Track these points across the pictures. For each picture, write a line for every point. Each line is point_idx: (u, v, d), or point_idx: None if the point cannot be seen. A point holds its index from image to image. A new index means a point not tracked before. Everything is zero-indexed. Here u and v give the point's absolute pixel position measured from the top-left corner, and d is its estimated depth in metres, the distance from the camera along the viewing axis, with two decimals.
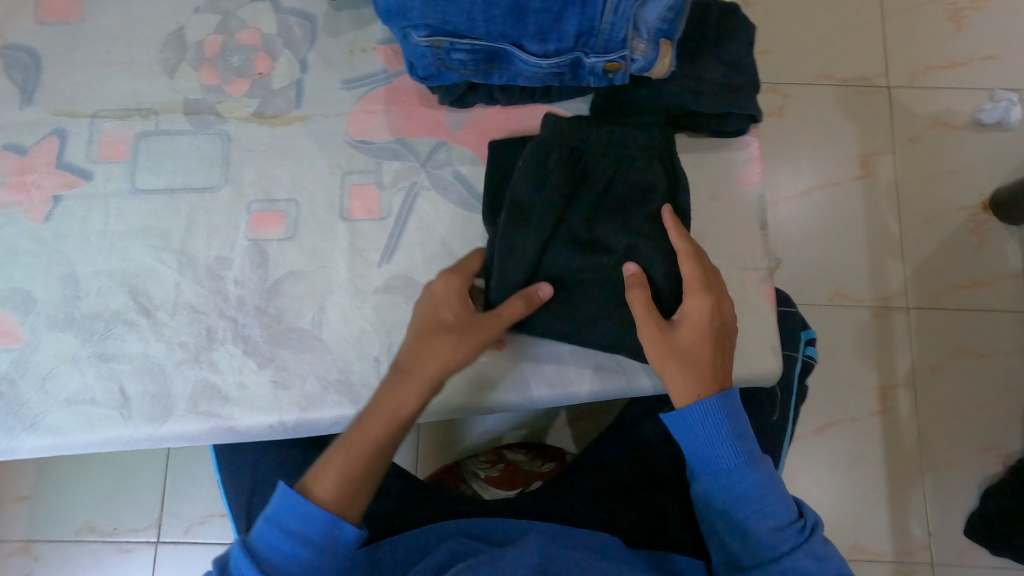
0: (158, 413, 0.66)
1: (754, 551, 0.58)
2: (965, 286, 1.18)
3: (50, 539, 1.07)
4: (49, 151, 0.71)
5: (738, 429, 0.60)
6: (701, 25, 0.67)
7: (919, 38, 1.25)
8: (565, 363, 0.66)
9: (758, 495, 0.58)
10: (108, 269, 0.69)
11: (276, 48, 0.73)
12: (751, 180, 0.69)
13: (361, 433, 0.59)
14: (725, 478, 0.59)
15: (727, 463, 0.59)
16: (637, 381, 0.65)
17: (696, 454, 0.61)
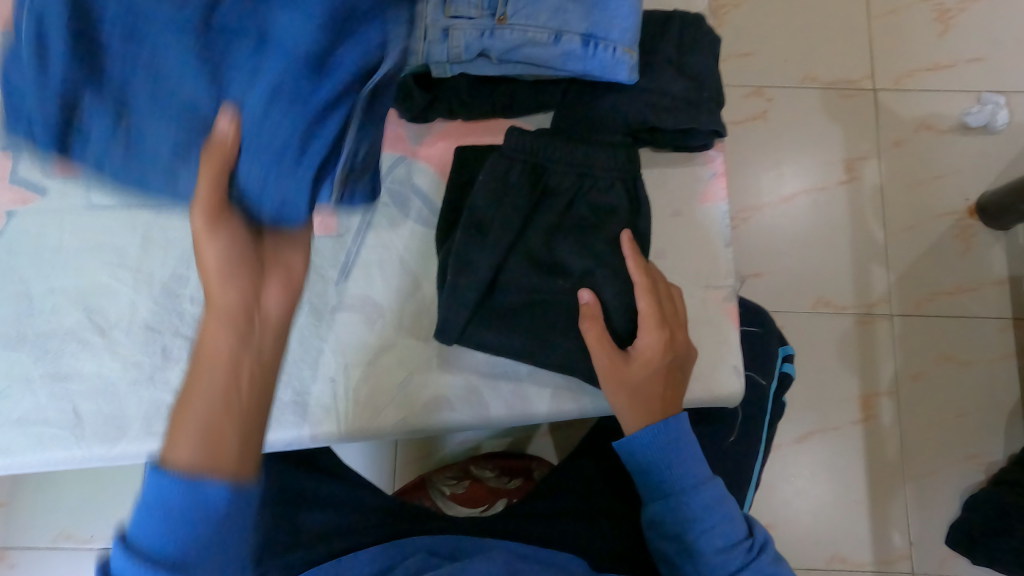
0: (111, 434, 0.65)
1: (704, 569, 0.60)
2: (950, 293, 1.17)
3: (25, 546, 1.03)
4: (3, 164, 0.70)
5: (688, 453, 0.62)
6: (660, 38, 0.66)
7: (905, 40, 1.23)
8: (524, 383, 0.65)
9: (707, 515, 0.60)
10: (63, 287, 0.68)
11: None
12: (714, 199, 0.68)
13: (184, 410, 0.50)
14: (676, 499, 0.61)
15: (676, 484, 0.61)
16: (596, 403, 0.65)
17: (645, 475, 0.63)
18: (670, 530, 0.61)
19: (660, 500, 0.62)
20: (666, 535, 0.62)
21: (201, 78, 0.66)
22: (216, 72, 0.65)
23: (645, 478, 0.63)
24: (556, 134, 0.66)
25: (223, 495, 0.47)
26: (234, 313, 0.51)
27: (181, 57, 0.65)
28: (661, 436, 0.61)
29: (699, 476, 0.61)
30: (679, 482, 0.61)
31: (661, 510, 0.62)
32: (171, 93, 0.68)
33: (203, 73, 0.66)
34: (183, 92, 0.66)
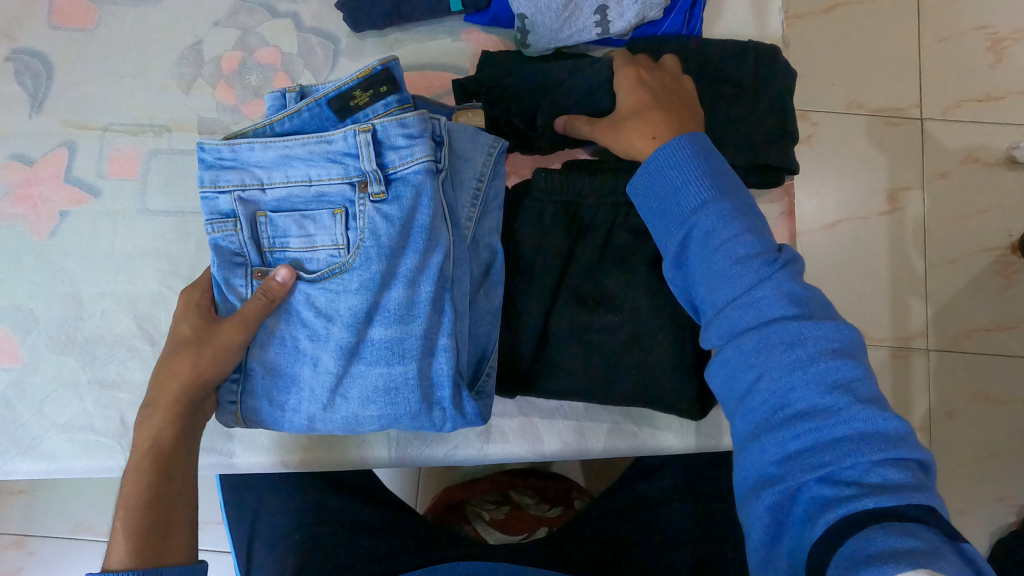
0: None
1: (810, 476, 0.40)
2: (989, 331, 1.11)
3: (45, 535, 1.01)
4: (57, 163, 0.69)
5: (822, 348, 0.43)
6: (740, 69, 0.65)
7: (961, 67, 1.14)
8: (580, 418, 0.65)
9: (841, 434, 0.41)
10: (113, 292, 0.67)
11: (296, 68, 0.71)
12: (780, 237, 0.68)
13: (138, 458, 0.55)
14: (766, 361, 0.44)
15: (751, 319, 0.45)
16: (652, 440, 0.64)
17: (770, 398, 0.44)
18: (780, 405, 0.43)
19: (757, 385, 0.44)
20: (778, 412, 0.43)
21: (351, 185, 0.56)
22: (364, 184, 0.56)
23: (722, 381, 0.47)
24: (584, 165, 0.62)
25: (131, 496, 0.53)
26: (173, 462, 0.56)
27: (325, 150, 0.56)
28: (678, 155, 0.51)
29: (840, 357, 0.43)
30: (704, 225, 0.49)
31: (762, 390, 0.44)
32: (319, 185, 0.56)
33: (357, 181, 0.56)
34: (329, 196, 0.57)
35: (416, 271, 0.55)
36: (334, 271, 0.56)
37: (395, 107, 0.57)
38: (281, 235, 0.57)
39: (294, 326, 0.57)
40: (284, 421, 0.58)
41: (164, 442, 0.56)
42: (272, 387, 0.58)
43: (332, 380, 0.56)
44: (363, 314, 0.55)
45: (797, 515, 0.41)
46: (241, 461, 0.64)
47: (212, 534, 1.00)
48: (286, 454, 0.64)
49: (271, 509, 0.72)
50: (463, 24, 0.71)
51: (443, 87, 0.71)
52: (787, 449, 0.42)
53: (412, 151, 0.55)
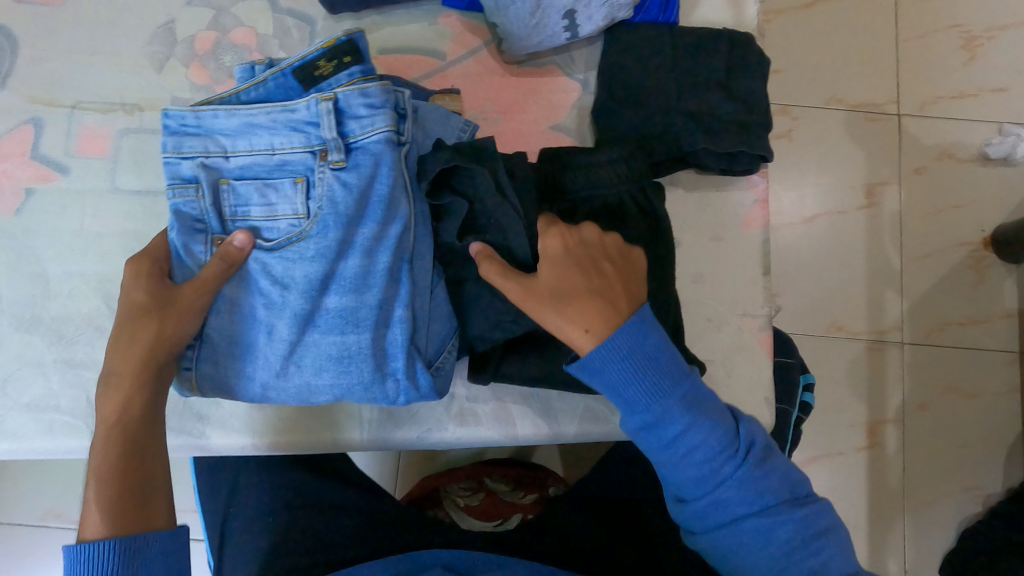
0: None
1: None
2: (961, 325, 1.13)
3: (14, 524, 1.00)
4: (23, 140, 0.68)
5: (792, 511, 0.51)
6: (714, 59, 0.65)
7: (936, 64, 1.15)
8: (554, 403, 0.65)
9: (765, 505, 0.50)
10: (81, 271, 0.66)
11: (271, 49, 0.70)
12: (755, 225, 0.68)
13: (98, 441, 0.53)
14: (681, 469, 0.51)
15: (703, 458, 0.50)
16: (622, 426, 0.65)
17: (685, 484, 0.51)
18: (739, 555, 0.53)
19: (705, 489, 0.51)
20: (713, 502, 0.51)
21: (312, 153, 0.56)
22: (326, 154, 0.56)
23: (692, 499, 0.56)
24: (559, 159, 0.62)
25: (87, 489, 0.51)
26: (141, 441, 0.54)
27: (288, 119, 0.56)
28: (627, 335, 0.52)
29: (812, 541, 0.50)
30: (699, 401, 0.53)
31: (681, 473, 0.51)
32: (282, 153, 0.56)
33: (318, 149, 0.56)
34: (291, 164, 0.57)
35: (373, 241, 0.56)
36: (292, 239, 0.55)
37: (358, 77, 0.58)
38: (243, 204, 0.57)
39: (250, 294, 0.57)
40: (235, 390, 0.58)
41: (126, 423, 0.54)
42: (225, 353, 0.58)
43: (286, 344, 0.56)
44: (321, 281, 0.55)
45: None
46: (211, 442, 0.64)
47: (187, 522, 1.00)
48: (258, 436, 0.64)
49: (246, 492, 0.71)
50: (441, 7, 0.71)
51: (421, 70, 0.70)
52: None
53: (373, 121, 0.55)
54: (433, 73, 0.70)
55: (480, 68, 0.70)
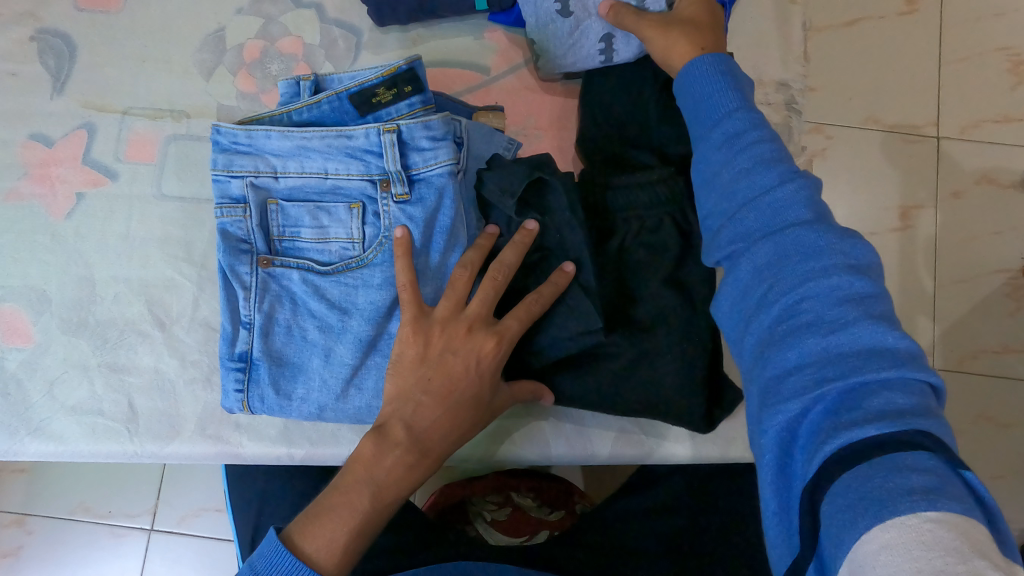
0: (164, 431, 0.64)
1: (814, 393, 0.38)
2: (996, 353, 1.10)
3: (44, 513, 1.02)
4: (75, 145, 0.69)
5: (842, 266, 0.41)
6: None
7: (980, 86, 1.13)
8: (588, 425, 0.65)
9: (849, 347, 0.39)
10: (127, 276, 0.67)
11: (318, 59, 0.71)
12: None
13: (345, 474, 0.53)
14: (778, 275, 0.42)
15: (763, 228, 0.44)
16: (658, 447, 0.64)
17: (782, 316, 0.42)
18: (789, 314, 0.41)
19: (771, 294, 0.42)
20: (787, 321, 0.41)
21: (372, 182, 0.57)
22: (388, 183, 0.57)
23: (736, 303, 0.46)
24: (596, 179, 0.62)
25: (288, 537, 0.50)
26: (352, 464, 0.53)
27: (345, 145, 0.57)
28: (716, 72, 0.52)
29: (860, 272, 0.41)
30: (735, 130, 0.48)
31: (774, 297, 0.42)
32: (336, 178, 0.57)
33: (378, 179, 0.57)
34: (346, 189, 0.58)
35: (436, 271, 0.57)
36: (350, 264, 0.57)
37: (417, 107, 0.59)
38: (293, 224, 0.58)
39: (302, 316, 0.58)
40: (289, 411, 0.58)
41: (433, 441, 0.54)
42: (276, 376, 0.57)
43: (344, 372, 0.57)
44: (384, 309, 0.57)
45: (805, 436, 0.38)
46: (247, 451, 0.64)
47: (213, 521, 1.01)
48: (293, 447, 0.64)
49: (279, 498, 0.71)
50: (488, 22, 0.71)
51: (464, 85, 0.70)
52: (794, 369, 0.40)
53: (436, 154, 0.57)
54: (477, 89, 0.70)
55: (523, 84, 0.70)
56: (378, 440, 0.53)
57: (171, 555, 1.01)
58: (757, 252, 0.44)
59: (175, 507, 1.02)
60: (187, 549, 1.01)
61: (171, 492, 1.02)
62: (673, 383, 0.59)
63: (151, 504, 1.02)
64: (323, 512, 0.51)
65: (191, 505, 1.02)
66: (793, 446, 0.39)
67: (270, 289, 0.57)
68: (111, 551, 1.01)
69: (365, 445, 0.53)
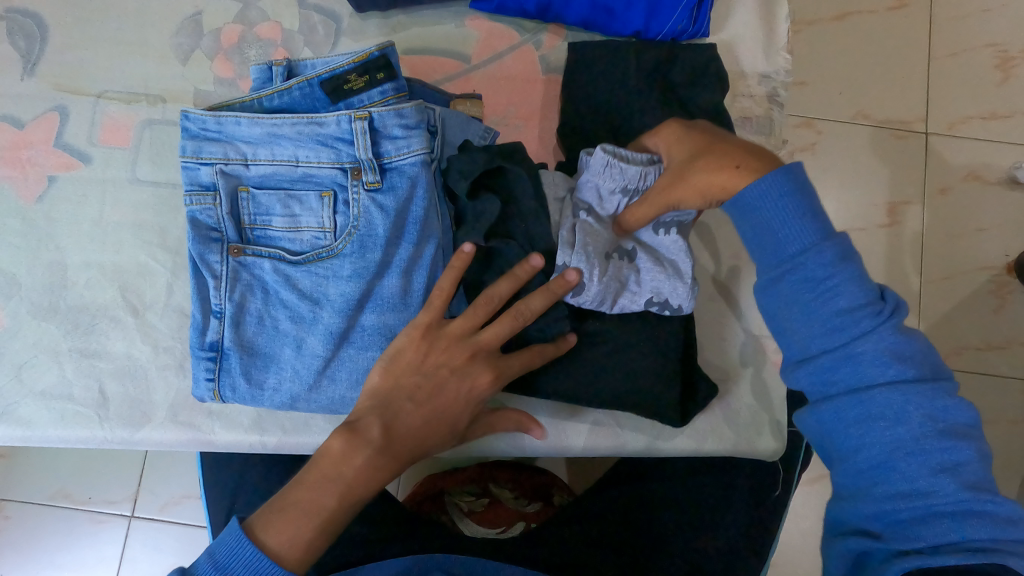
0: (135, 418, 0.64)
1: (918, 545, 0.41)
2: (980, 349, 1.10)
3: (24, 500, 1.01)
4: (47, 128, 0.68)
5: (938, 422, 0.42)
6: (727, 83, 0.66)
7: (968, 84, 1.13)
8: (563, 417, 0.64)
9: (938, 510, 0.41)
10: (99, 262, 0.66)
11: (296, 45, 0.70)
12: None
13: (312, 467, 0.52)
14: (864, 429, 0.43)
15: (852, 379, 0.44)
16: (631, 441, 0.64)
17: (868, 459, 0.43)
18: (880, 472, 0.43)
19: (866, 446, 0.43)
20: (871, 472, 0.44)
21: (343, 170, 0.57)
22: (360, 172, 0.57)
23: (819, 429, 0.46)
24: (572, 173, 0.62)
25: (251, 529, 0.48)
26: (318, 457, 0.52)
27: (316, 132, 0.57)
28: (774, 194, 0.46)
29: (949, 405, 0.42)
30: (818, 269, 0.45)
31: (869, 449, 0.43)
32: (307, 166, 0.57)
33: (350, 167, 0.57)
34: (317, 178, 0.57)
35: (410, 262, 0.57)
36: (320, 254, 0.57)
37: (389, 95, 0.59)
38: (264, 212, 0.57)
39: (273, 306, 0.57)
40: (261, 400, 0.58)
41: (405, 445, 0.54)
42: (247, 365, 0.57)
43: (316, 362, 0.57)
44: (356, 299, 0.56)
45: (876, 560, 0.43)
46: (219, 438, 0.64)
47: (192, 508, 1.01)
48: (266, 435, 0.64)
49: (252, 486, 0.70)
50: (469, 10, 0.70)
51: (445, 73, 0.69)
52: (886, 510, 0.43)
53: (408, 143, 0.57)
54: (456, 78, 0.69)
55: (504, 73, 0.70)
56: (350, 437, 0.52)
57: (151, 542, 1.00)
58: (816, 375, 0.45)
59: (154, 494, 1.01)
60: (167, 536, 1.00)
61: (151, 479, 1.01)
62: (651, 374, 0.59)
63: (130, 490, 1.01)
64: (289, 506, 0.49)
65: (171, 492, 1.01)
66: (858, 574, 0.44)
67: (241, 278, 0.57)
68: (91, 537, 1.00)
69: (334, 440, 0.52)
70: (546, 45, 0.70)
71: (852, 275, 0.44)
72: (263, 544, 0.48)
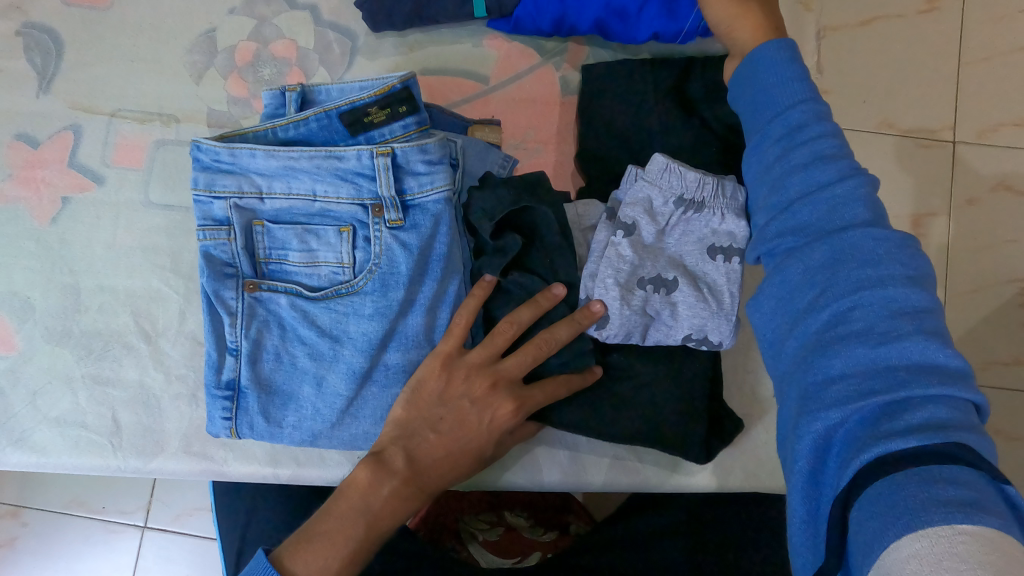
0: (148, 447, 0.63)
1: (859, 401, 0.38)
2: (1005, 364, 1.07)
3: (40, 506, 1.01)
4: (62, 148, 0.67)
5: (906, 269, 0.41)
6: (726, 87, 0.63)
7: (1000, 92, 1.09)
8: (580, 451, 0.63)
9: (893, 356, 0.39)
10: (112, 287, 0.65)
11: (311, 64, 0.68)
12: None
13: (339, 497, 0.51)
14: (834, 274, 0.42)
15: (823, 209, 0.44)
16: (650, 476, 0.63)
17: (836, 333, 0.41)
18: (839, 317, 0.41)
19: (820, 298, 0.42)
20: (835, 327, 0.41)
21: (363, 206, 0.56)
22: (381, 207, 0.55)
23: (779, 298, 0.45)
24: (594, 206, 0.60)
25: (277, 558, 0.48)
26: (345, 486, 0.52)
27: (335, 167, 0.55)
28: (778, 57, 0.49)
29: (915, 285, 0.40)
30: (799, 119, 0.47)
31: (825, 300, 0.42)
32: (325, 201, 0.56)
33: (370, 203, 0.56)
34: (336, 213, 0.56)
35: (434, 299, 0.57)
36: (339, 290, 0.55)
37: (412, 128, 0.57)
38: (280, 247, 0.56)
39: (291, 342, 0.56)
40: (280, 437, 0.57)
41: (431, 479, 0.53)
42: (266, 404, 0.56)
43: (337, 400, 0.56)
44: (379, 336, 0.56)
45: (836, 453, 0.38)
46: (232, 470, 0.63)
47: (203, 520, 1.01)
48: (278, 468, 0.63)
49: (265, 514, 0.70)
50: (487, 29, 0.69)
51: (462, 94, 0.68)
52: (843, 372, 0.39)
53: (431, 179, 0.56)
54: (475, 99, 0.68)
55: (524, 95, 0.68)
56: (376, 469, 0.52)
57: (165, 552, 1.01)
58: (785, 240, 0.46)
59: (169, 504, 1.01)
60: (182, 547, 1.01)
61: (166, 490, 1.01)
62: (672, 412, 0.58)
63: (145, 500, 1.01)
64: (315, 538, 0.49)
65: (186, 503, 1.01)
66: (818, 460, 0.39)
67: (257, 314, 0.56)
68: (107, 546, 1.01)
69: (361, 470, 0.52)
70: (567, 66, 0.68)
71: (830, 146, 0.46)
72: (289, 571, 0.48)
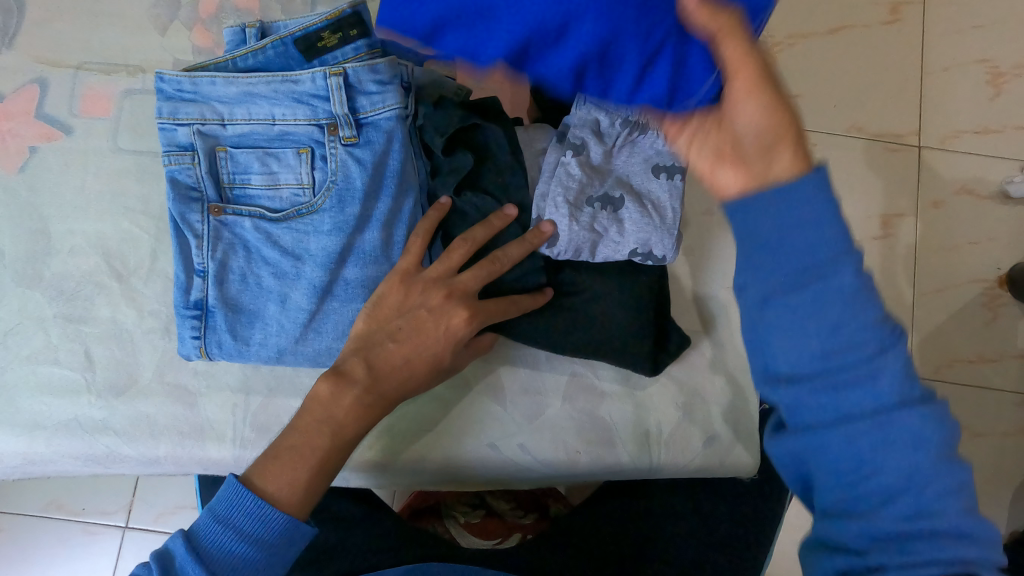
0: (121, 381, 0.64)
1: (901, 535, 0.36)
2: (972, 362, 1.06)
3: (18, 512, 0.99)
4: (27, 100, 0.67)
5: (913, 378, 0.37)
6: None
7: (958, 101, 1.11)
8: (539, 372, 0.67)
9: (918, 462, 0.36)
10: (84, 229, 0.65)
11: (274, 12, 0.69)
12: None
13: (304, 414, 0.53)
14: (842, 422, 0.36)
15: (822, 342, 0.36)
16: (603, 406, 0.66)
17: (835, 464, 0.37)
18: (858, 470, 0.36)
19: (872, 475, 0.36)
20: (854, 477, 0.37)
21: (319, 126, 0.58)
22: (336, 127, 0.57)
23: (803, 452, 0.38)
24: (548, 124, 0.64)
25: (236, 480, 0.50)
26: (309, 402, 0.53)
27: (291, 90, 0.57)
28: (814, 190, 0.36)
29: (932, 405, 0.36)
30: (843, 282, 0.36)
31: (802, 415, 0.38)
32: (284, 124, 0.58)
33: (326, 123, 0.58)
34: (296, 135, 0.58)
35: (391, 215, 0.58)
36: (300, 210, 0.57)
37: (363, 51, 0.59)
38: (243, 171, 0.58)
39: (256, 263, 0.58)
40: (248, 355, 0.59)
41: (392, 384, 0.55)
42: (232, 323, 0.58)
43: (299, 317, 0.58)
44: (338, 252, 0.57)
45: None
46: (204, 400, 0.64)
47: (186, 519, 0.98)
48: (251, 395, 0.65)
49: None
50: None
51: None
52: (872, 525, 0.36)
53: (383, 97, 0.57)
54: None
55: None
56: (337, 380, 0.53)
57: (147, 552, 0.98)
58: (797, 393, 0.37)
59: (149, 504, 0.99)
60: (157, 547, 0.98)
61: (146, 489, 0.99)
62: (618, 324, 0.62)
63: (125, 501, 0.99)
64: (282, 452, 0.51)
65: (167, 502, 0.99)
66: None
67: (223, 237, 0.58)
68: (84, 548, 0.98)
69: (321, 382, 0.53)
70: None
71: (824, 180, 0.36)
72: (261, 492, 0.50)
